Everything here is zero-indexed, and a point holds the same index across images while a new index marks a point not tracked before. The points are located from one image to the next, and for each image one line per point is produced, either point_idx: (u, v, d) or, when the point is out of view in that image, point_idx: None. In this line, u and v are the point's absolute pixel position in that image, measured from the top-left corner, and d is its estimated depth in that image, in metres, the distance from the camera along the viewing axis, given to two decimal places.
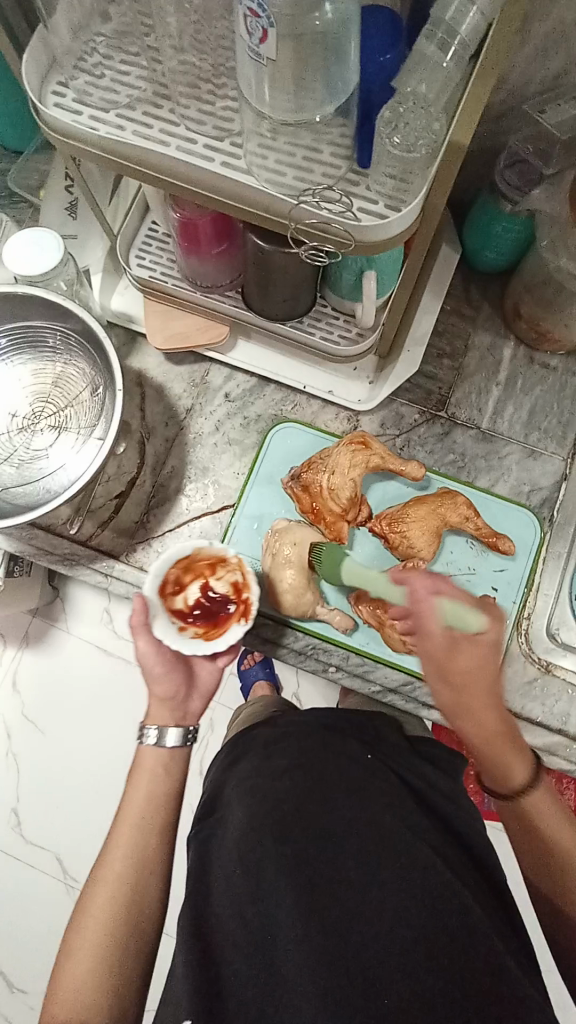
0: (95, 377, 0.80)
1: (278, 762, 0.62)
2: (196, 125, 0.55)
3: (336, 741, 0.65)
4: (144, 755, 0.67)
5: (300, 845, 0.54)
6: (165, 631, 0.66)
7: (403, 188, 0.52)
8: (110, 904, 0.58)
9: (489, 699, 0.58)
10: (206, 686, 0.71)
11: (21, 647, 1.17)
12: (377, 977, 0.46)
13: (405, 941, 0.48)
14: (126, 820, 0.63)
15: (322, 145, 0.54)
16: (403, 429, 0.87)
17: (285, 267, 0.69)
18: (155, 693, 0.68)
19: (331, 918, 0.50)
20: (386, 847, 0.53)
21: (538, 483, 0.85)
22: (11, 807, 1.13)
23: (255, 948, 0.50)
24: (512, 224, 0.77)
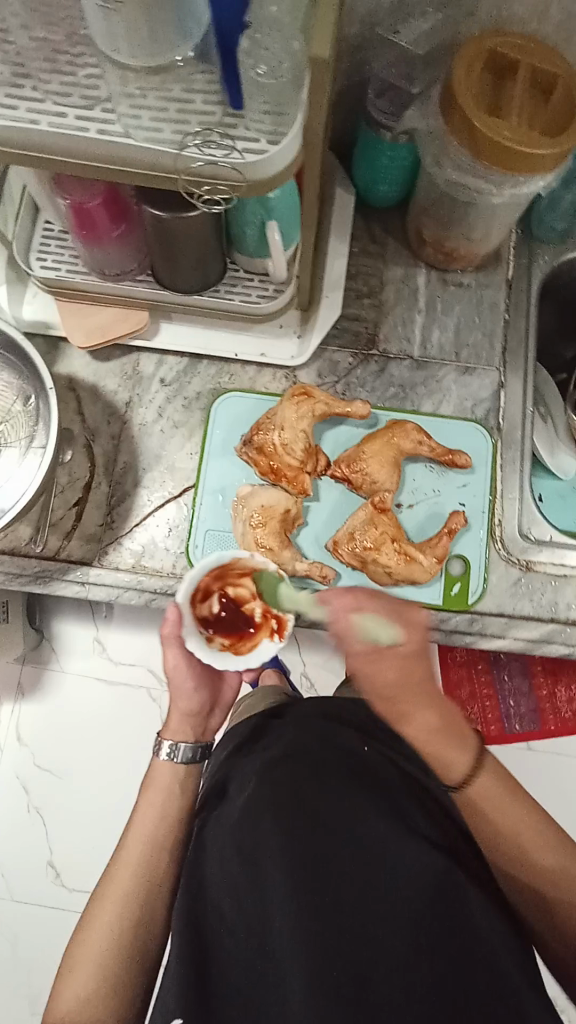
0: (24, 386, 0.77)
1: (276, 748, 0.65)
2: (63, 97, 0.54)
3: (336, 734, 0.67)
4: (158, 769, 0.74)
5: (292, 827, 0.55)
6: (196, 648, 0.69)
7: (280, 120, 0.53)
8: (121, 914, 0.63)
9: (419, 699, 0.63)
10: (226, 702, 0.80)
11: (18, 701, 1.14)
12: (365, 967, 0.48)
13: (396, 941, 0.49)
14: (138, 837, 0.68)
15: (193, 94, 0.54)
16: (341, 374, 0.88)
17: (190, 231, 0.69)
18: (179, 708, 0.77)
19: (321, 910, 0.51)
20: (382, 840, 0.54)
21: (479, 396, 0.88)
22: (46, 859, 1.10)
23: (249, 933, 0.54)
24: (398, 152, 0.80)
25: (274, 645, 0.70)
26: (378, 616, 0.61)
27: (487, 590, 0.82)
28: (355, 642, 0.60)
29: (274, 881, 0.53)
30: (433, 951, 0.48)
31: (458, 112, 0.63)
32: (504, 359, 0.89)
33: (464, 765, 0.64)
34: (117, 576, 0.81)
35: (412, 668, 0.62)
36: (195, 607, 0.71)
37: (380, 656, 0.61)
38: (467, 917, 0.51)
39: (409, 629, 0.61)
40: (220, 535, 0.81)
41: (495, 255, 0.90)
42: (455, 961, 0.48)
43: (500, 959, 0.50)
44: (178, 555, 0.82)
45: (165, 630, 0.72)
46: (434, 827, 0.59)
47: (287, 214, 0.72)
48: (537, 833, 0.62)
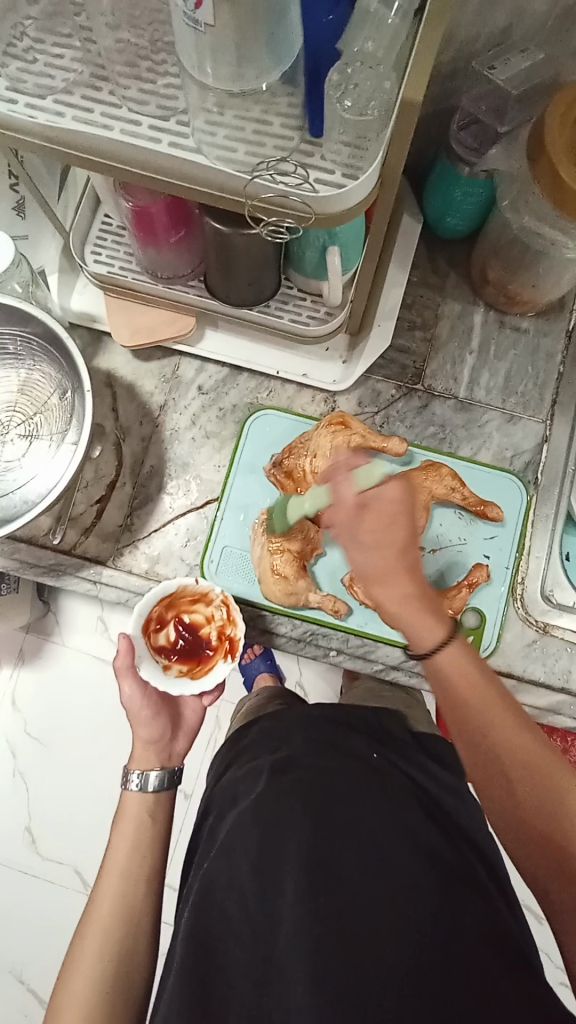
0: (62, 380, 0.76)
1: (292, 749, 0.66)
2: (139, 105, 0.53)
3: (341, 744, 0.66)
4: (128, 801, 0.75)
5: (302, 827, 0.54)
6: (151, 675, 0.76)
7: (359, 154, 0.51)
8: (102, 952, 0.62)
9: (394, 561, 0.53)
10: (190, 725, 0.79)
11: (18, 666, 1.16)
12: (367, 972, 0.46)
13: (401, 942, 0.47)
14: (114, 870, 0.68)
15: (271, 117, 0.53)
16: (381, 405, 0.86)
17: (248, 249, 0.68)
18: (141, 738, 0.76)
19: (329, 912, 0.49)
20: (389, 848, 0.53)
21: (520, 447, 0.85)
22: (24, 826, 1.12)
23: (257, 935, 0.51)
24: (474, 187, 0.76)
25: (227, 665, 0.76)
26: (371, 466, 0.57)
27: (500, 648, 0.80)
28: (342, 492, 0.54)
29: (282, 885, 0.51)
30: (439, 961, 0.46)
31: (545, 160, 0.61)
32: (552, 413, 0.85)
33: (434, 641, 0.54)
34: (129, 579, 0.81)
35: (396, 519, 0.54)
36: (150, 638, 0.77)
37: (364, 516, 0.53)
38: (473, 935, 0.48)
39: (395, 483, 0.54)
40: (236, 553, 0.80)
41: (558, 302, 0.87)
42: (463, 976, 0.45)
43: (499, 971, 0.46)
44: (192, 567, 0.81)
45: (117, 666, 0.75)
46: (442, 844, 0.57)
47: (351, 240, 0.69)
48: (510, 724, 0.54)
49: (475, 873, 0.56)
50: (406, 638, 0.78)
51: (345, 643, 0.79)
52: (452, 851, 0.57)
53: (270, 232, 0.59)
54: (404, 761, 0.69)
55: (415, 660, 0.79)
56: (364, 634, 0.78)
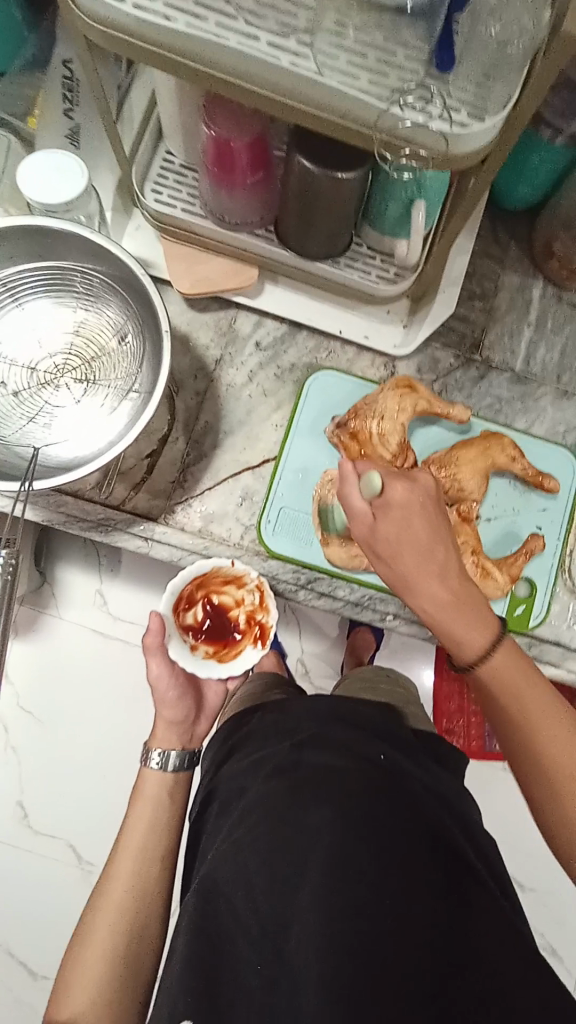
0: (125, 326, 0.72)
1: (299, 733, 0.63)
2: (257, 18, 0.49)
3: (351, 737, 0.62)
4: (146, 779, 0.72)
5: (312, 820, 0.54)
6: (179, 654, 0.75)
7: (485, 95, 0.49)
8: (114, 929, 0.61)
9: (428, 561, 0.59)
10: (213, 709, 0.79)
11: (9, 637, 1.11)
12: (381, 976, 0.47)
13: (410, 944, 0.49)
14: (129, 846, 0.67)
15: (396, 46, 0.50)
16: (439, 373, 0.85)
17: (338, 195, 0.66)
18: (164, 717, 0.75)
19: (345, 911, 0.49)
20: (405, 851, 0.53)
21: (572, 423, 0.86)
22: (15, 799, 1.08)
23: (264, 936, 0.51)
24: (554, 152, 0.76)
25: (258, 652, 0.77)
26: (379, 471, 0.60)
27: (549, 618, 0.82)
28: (355, 501, 0.60)
29: (297, 886, 0.51)
30: (445, 962, 0.48)
31: None
32: None
33: (478, 645, 0.60)
34: (182, 538, 0.78)
35: (414, 511, 0.59)
36: (179, 617, 0.77)
37: (378, 519, 0.59)
38: (478, 936, 0.51)
39: (398, 482, 0.59)
40: (292, 515, 0.79)
41: None
42: (468, 977, 0.48)
43: (507, 970, 0.49)
44: (247, 527, 0.79)
45: (146, 641, 0.73)
46: (452, 842, 0.57)
47: (436, 198, 0.68)
48: (557, 719, 0.58)
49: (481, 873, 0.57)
50: None
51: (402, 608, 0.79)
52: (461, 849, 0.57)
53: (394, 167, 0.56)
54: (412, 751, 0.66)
55: None
56: None
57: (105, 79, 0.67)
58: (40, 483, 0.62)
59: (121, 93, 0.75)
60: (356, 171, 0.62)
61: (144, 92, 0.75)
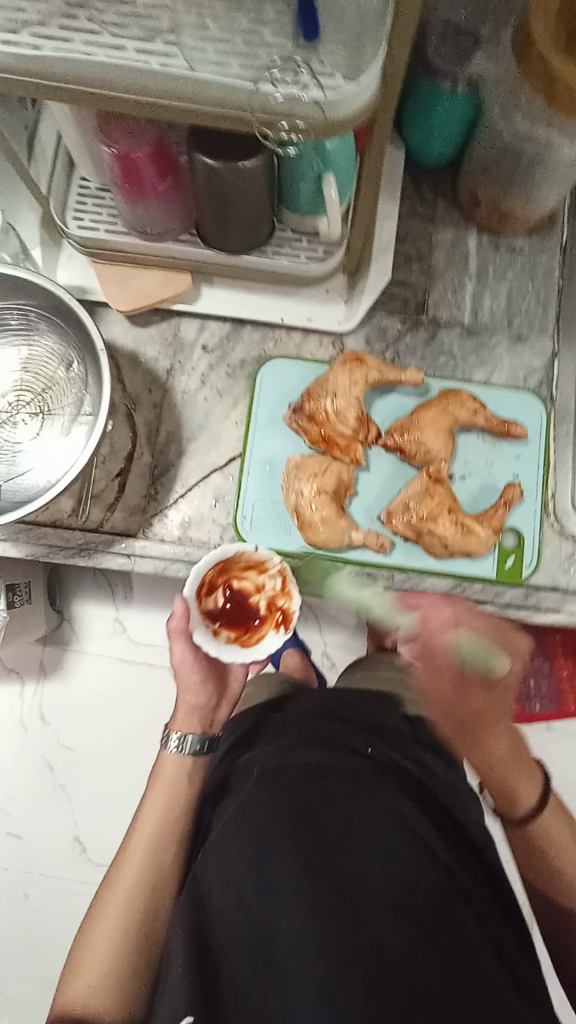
0: (68, 353, 0.74)
1: (288, 738, 0.67)
2: (122, 29, 0.50)
3: (335, 737, 0.66)
4: (166, 760, 0.76)
5: (301, 823, 0.57)
6: (204, 640, 0.73)
7: (357, 53, 0.50)
8: (131, 893, 0.68)
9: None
10: (233, 694, 0.79)
11: (40, 681, 1.13)
12: (369, 972, 0.50)
13: (395, 940, 0.52)
14: (151, 815, 0.72)
15: (261, 26, 0.50)
16: (389, 341, 0.85)
17: (244, 183, 0.66)
18: (187, 701, 0.77)
19: (332, 910, 0.53)
20: (389, 845, 0.57)
21: (531, 366, 0.85)
22: (72, 836, 1.10)
23: (257, 942, 0.54)
24: (455, 103, 0.74)
25: (280, 637, 0.73)
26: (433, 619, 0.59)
27: (541, 564, 0.80)
28: None
29: (282, 885, 0.55)
30: (426, 949, 0.52)
31: (535, 53, 0.61)
32: (558, 327, 0.86)
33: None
34: (163, 548, 0.79)
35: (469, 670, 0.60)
36: (202, 602, 0.73)
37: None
38: (460, 928, 0.55)
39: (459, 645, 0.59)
40: (266, 506, 0.79)
41: (548, 217, 0.87)
42: (452, 966, 0.52)
43: (489, 963, 0.55)
44: (224, 527, 0.80)
45: (170, 627, 0.72)
46: (434, 836, 0.61)
47: (345, 169, 0.68)
48: None
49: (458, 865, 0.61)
50: (449, 567, 0.78)
51: (391, 580, 0.79)
52: (441, 839, 0.62)
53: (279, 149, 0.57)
54: (400, 744, 0.69)
55: (461, 587, 0.79)
56: (408, 567, 0.78)
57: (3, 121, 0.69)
58: (7, 519, 0.64)
59: (29, 134, 0.78)
60: (258, 156, 0.63)
61: (51, 127, 0.78)
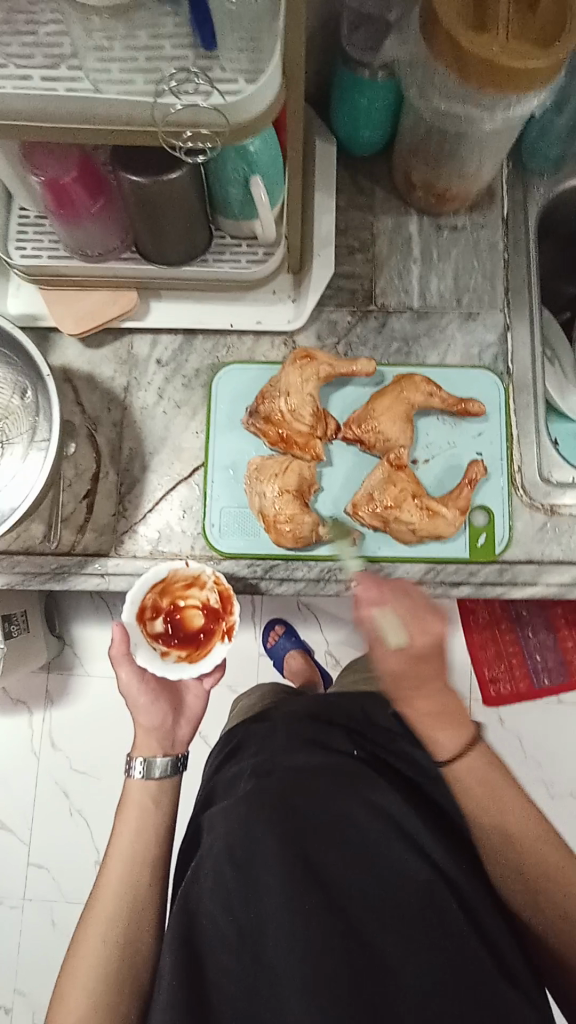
0: (20, 380, 0.74)
1: (276, 744, 0.71)
2: (25, 59, 0.51)
3: (321, 742, 0.71)
4: (132, 786, 0.75)
5: (288, 828, 0.60)
6: (148, 660, 0.74)
7: (258, 55, 0.50)
8: (106, 936, 0.65)
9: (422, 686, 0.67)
10: (193, 710, 0.79)
11: (47, 709, 1.14)
12: (354, 967, 0.54)
13: (380, 938, 0.56)
14: (120, 853, 0.70)
15: (162, 40, 0.51)
16: (341, 334, 0.85)
17: (170, 195, 0.66)
18: (142, 725, 0.77)
19: (319, 910, 0.56)
20: (374, 842, 0.61)
21: (485, 341, 0.85)
22: (95, 858, 1.11)
23: (245, 947, 0.57)
24: (376, 91, 0.75)
25: (224, 647, 0.75)
26: (396, 617, 0.64)
27: (514, 538, 0.80)
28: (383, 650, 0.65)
29: (269, 888, 0.58)
30: (411, 947, 0.56)
31: (442, 33, 0.61)
32: (508, 301, 0.86)
33: (453, 746, 0.67)
34: (137, 564, 0.80)
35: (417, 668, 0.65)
36: (146, 626, 0.76)
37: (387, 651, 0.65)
38: (451, 924, 0.57)
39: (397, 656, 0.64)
40: (234, 511, 0.79)
41: (487, 193, 0.87)
42: (443, 960, 0.55)
43: (485, 958, 0.57)
44: (195, 535, 0.80)
45: (113, 653, 0.75)
46: (421, 829, 0.64)
47: (270, 168, 0.69)
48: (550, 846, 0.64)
49: (449, 863, 0.63)
50: (423, 552, 0.79)
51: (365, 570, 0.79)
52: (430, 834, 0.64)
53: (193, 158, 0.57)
54: (380, 746, 0.74)
55: (436, 570, 0.79)
56: (380, 556, 0.78)
57: None
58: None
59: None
60: (180, 169, 0.63)
61: None
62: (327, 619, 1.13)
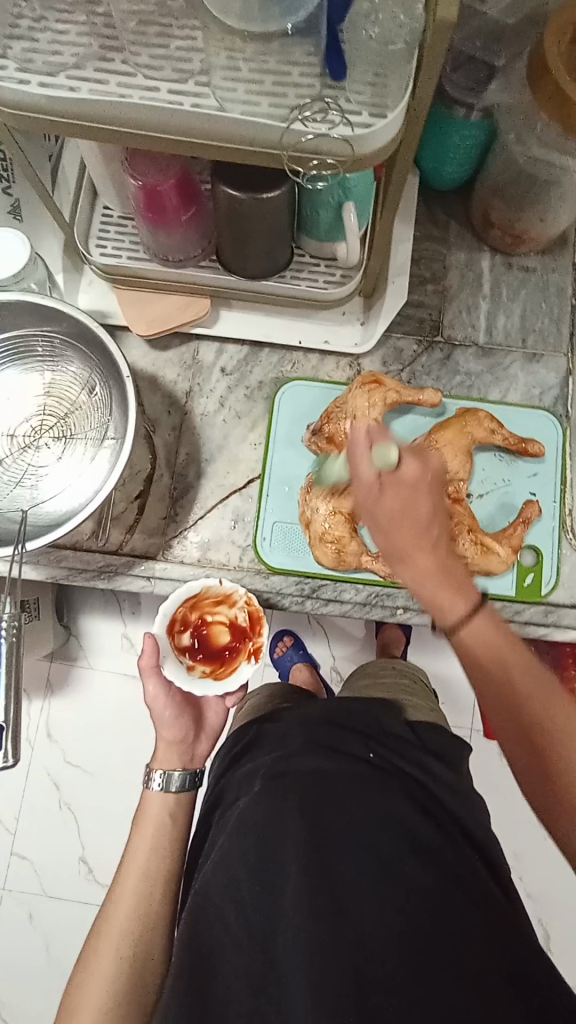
0: (90, 377, 0.74)
1: (291, 743, 0.65)
2: (155, 70, 0.51)
3: (336, 741, 0.65)
4: (150, 801, 0.73)
5: (298, 829, 0.55)
6: (174, 675, 0.74)
7: (383, 91, 0.51)
8: (117, 953, 0.62)
9: (424, 538, 0.54)
10: (213, 726, 0.78)
11: (47, 698, 1.13)
12: (365, 980, 0.48)
13: (395, 958, 0.49)
14: (133, 870, 0.67)
15: (290, 65, 0.52)
16: (405, 362, 0.86)
17: (264, 212, 0.67)
18: (164, 738, 0.76)
19: (327, 915, 0.51)
20: (387, 849, 0.55)
21: (547, 384, 0.86)
22: (78, 856, 1.09)
23: (255, 946, 0.53)
24: (469, 129, 0.76)
25: (250, 668, 0.75)
26: (388, 444, 0.54)
27: (560, 581, 0.81)
28: (362, 469, 0.53)
29: (282, 888, 0.53)
30: (426, 967, 0.49)
31: (552, 85, 0.61)
32: (572, 347, 0.87)
33: (459, 614, 0.55)
34: (184, 571, 0.80)
35: (416, 493, 0.53)
36: (174, 638, 0.76)
37: (382, 489, 0.53)
38: (469, 937, 0.51)
39: (412, 459, 0.54)
40: (286, 528, 0.79)
41: (560, 237, 0.88)
42: (464, 979, 0.48)
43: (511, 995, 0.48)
44: (244, 548, 0.80)
45: (141, 665, 0.74)
46: (441, 844, 0.58)
47: (364, 196, 0.69)
48: (549, 700, 0.53)
49: (467, 872, 0.57)
50: None
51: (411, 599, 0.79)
52: (448, 845, 0.59)
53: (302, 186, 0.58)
54: (402, 758, 0.67)
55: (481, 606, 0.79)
56: None
57: (31, 153, 0.71)
58: (36, 546, 0.64)
59: (53, 161, 0.79)
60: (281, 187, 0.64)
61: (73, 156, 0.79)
62: (343, 638, 1.13)
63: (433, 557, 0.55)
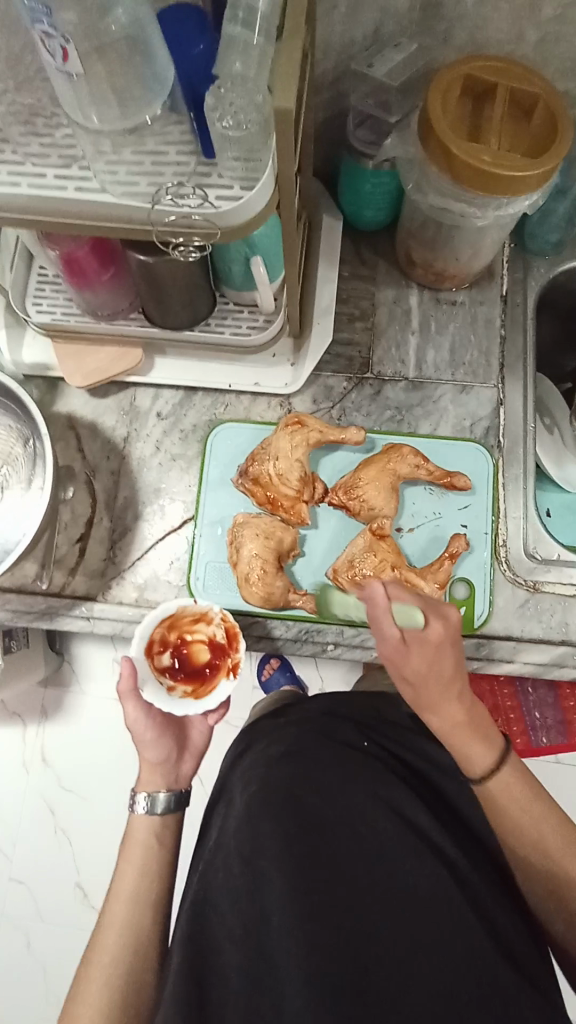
0: (24, 430, 0.78)
1: (273, 747, 0.69)
2: (42, 159, 0.55)
3: (331, 728, 0.72)
4: (135, 824, 0.74)
5: (291, 822, 0.58)
6: (155, 698, 0.75)
7: (253, 167, 0.54)
8: (109, 980, 0.62)
9: (447, 691, 0.62)
10: (196, 747, 0.80)
11: (43, 721, 1.16)
12: (361, 961, 0.52)
13: (388, 934, 0.54)
14: (120, 896, 0.68)
15: (167, 146, 0.55)
16: (336, 399, 0.88)
17: (175, 272, 0.70)
18: (147, 760, 0.76)
19: (321, 906, 0.54)
20: (384, 837, 0.60)
21: (477, 414, 0.86)
22: (74, 880, 1.12)
23: (248, 937, 0.56)
24: (380, 179, 0.80)
25: (230, 685, 0.75)
26: (409, 601, 0.61)
27: (494, 612, 0.80)
28: (386, 627, 0.60)
29: (273, 881, 0.56)
30: (416, 940, 0.54)
31: (436, 141, 0.63)
32: (503, 376, 0.87)
33: (486, 761, 0.64)
34: (121, 611, 0.83)
35: (437, 662, 0.61)
36: (153, 661, 0.76)
37: (408, 648, 0.60)
38: (460, 919, 0.56)
39: (437, 622, 0.61)
40: (217, 568, 0.82)
41: (488, 270, 0.89)
42: (450, 964, 0.53)
43: (498, 968, 0.55)
44: (180, 586, 0.83)
45: (119, 690, 0.74)
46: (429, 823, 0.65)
47: (273, 247, 0.72)
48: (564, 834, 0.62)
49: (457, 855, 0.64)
50: None
51: (340, 634, 0.81)
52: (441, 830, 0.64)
53: (183, 254, 0.62)
54: (394, 740, 0.75)
55: None
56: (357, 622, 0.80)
57: None
58: None
59: None
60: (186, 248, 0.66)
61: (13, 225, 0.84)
62: None
63: (455, 704, 0.63)
